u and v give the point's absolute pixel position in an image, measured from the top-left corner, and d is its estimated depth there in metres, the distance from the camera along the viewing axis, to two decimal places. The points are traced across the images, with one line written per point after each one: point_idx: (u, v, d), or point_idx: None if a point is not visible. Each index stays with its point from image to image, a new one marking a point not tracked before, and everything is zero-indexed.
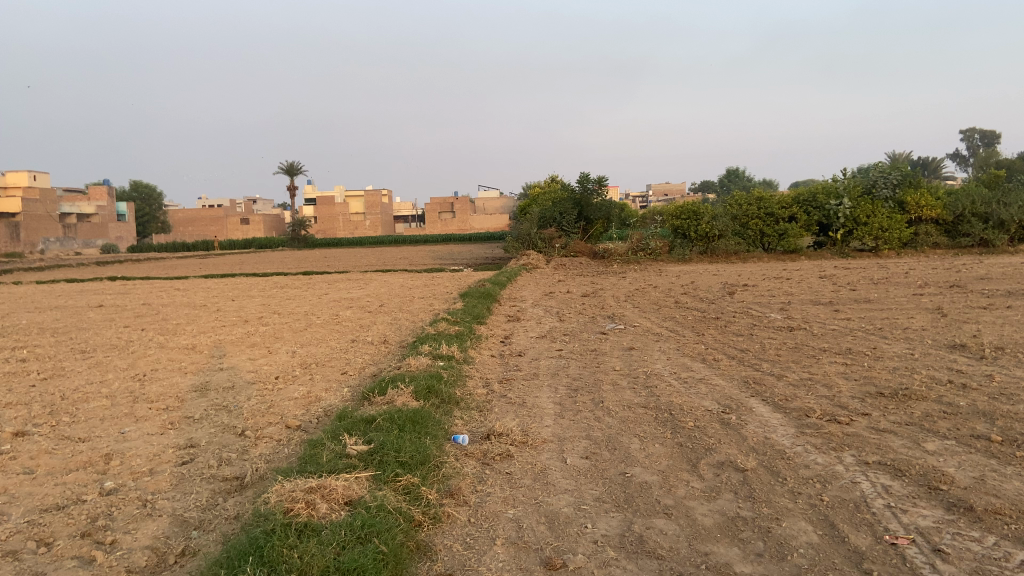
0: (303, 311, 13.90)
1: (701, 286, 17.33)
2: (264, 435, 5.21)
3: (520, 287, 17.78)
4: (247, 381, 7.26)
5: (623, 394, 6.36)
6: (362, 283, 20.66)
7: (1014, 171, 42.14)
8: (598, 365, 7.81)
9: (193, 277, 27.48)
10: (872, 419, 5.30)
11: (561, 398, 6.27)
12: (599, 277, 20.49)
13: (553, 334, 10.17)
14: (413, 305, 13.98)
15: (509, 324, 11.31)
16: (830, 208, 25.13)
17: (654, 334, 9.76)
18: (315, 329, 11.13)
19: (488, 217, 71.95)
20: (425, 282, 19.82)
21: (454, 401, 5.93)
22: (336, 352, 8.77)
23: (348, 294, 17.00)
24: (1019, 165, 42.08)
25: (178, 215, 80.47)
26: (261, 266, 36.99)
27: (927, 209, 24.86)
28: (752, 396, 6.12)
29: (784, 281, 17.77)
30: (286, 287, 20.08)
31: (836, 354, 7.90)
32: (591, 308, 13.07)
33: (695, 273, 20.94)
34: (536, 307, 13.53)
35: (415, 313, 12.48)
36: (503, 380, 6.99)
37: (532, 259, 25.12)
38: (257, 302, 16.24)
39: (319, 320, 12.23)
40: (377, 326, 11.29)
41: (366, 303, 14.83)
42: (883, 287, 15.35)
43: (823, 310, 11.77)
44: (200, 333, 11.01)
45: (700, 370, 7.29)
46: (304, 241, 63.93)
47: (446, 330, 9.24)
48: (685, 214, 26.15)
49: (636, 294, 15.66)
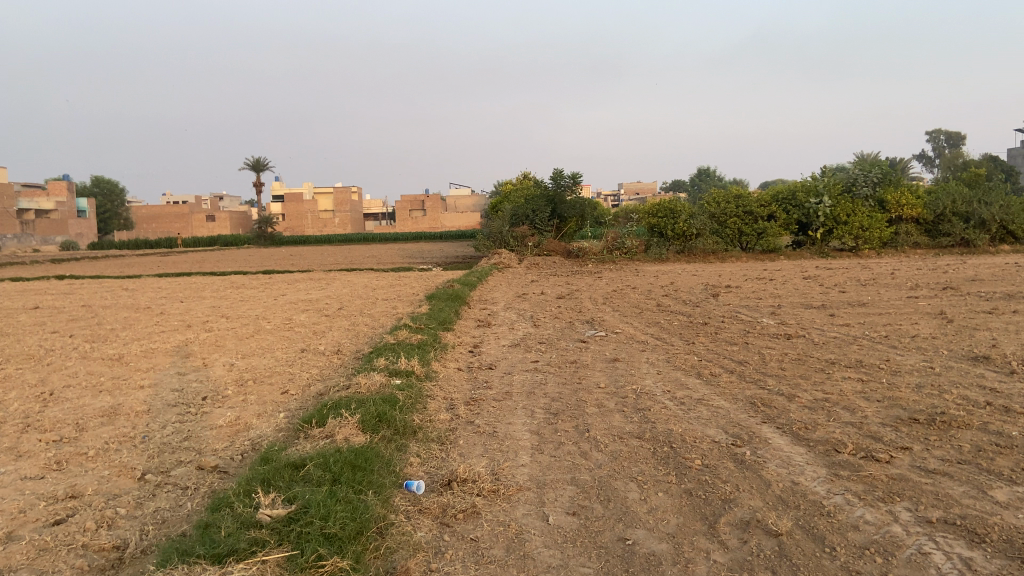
0: (254, 315, 12.77)
1: (682, 287, 16.46)
2: (168, 483, 4.17)
3: (491, 288, 16.77)
4: (168, 401, 6.18)
5: (612, 419, 5.39)
6: (324, 283, 19.50)
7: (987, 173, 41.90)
8: (580, 380, 6.84)
9: (146, 277, 26.06)
10: (917, 457, 4.39)
11: (539, 425, 5.28)
12: (574, 278, 19.56)
13: (527, 341, 9.19)
14: (375, 308, 12.91)
15: (478, 330, 10.31)
16: (810, 207, 24.35)
17: (639, 343, 8.82)
18: (262, 336, 10.02)
19: (459, 216, 70.85)
20: (392, 282, 18.74)
21: (410, 431, 4.94)
22: (280, 365, 7.71)
23: (307, 296, 15.88)
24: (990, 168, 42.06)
25: (141, 210, 78.33)
26: (223, 264, 35.62)
27: (907, 209, 24.33)
28: (766, 423, 5.17)
29: (767, 282, 17.00)
30: (243, 288, 18.87)
31: (847, 367, 7.01)
32: (568, 312, 12.11)
33: (674, 274, 20.11)
34: (509, 311, 12.54)
35: (377, 318, 11.43)
36: (471, 402, 5.99)
37: (504, 258, 24.13)
38: (207, 304, 15.05)
39: (270, 326, 11.11)
40: (333, 332, 10.22)
41: (325, 306, 13.72)
42: (874, 289, 14.59)
43: (817, 314, 10.93)
44: (133, 342, 9.86)
45: (697, 387, 6.33)
46: (271, 238, 62.57)
47: (407, 338, 8.21)
48: (662, 212, 25.33)
49: (614, 296, 14.75)
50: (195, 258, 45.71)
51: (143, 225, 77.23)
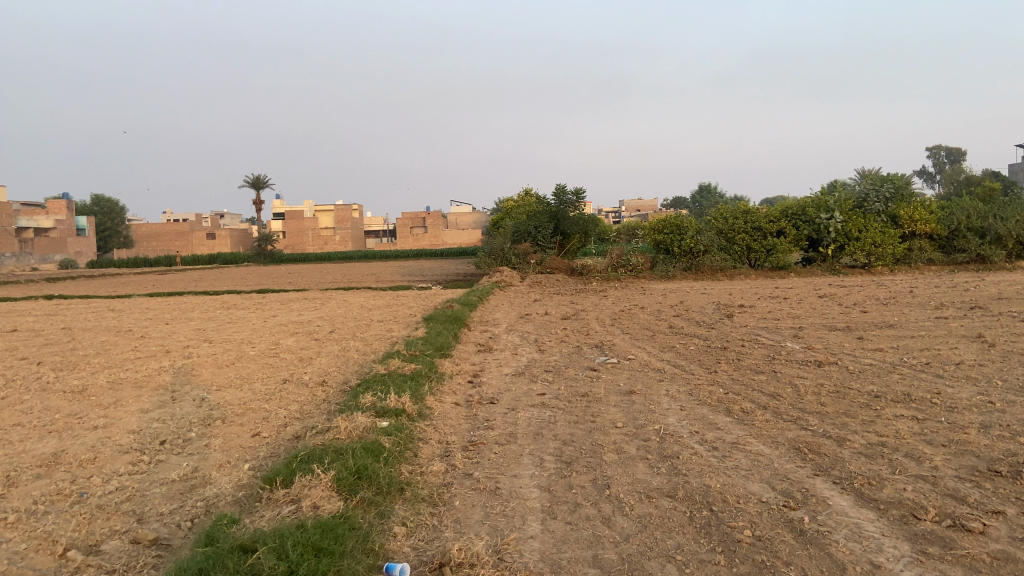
0: (239, 339, 11.95)
1: (694, 307, 15.65)
2: (93, 566, 3.36)
3: (493, 308, 16.00)
4: (120, 447, 5.36)
5: (635, 472, 4.57)
6: (318, 302, 18.72)
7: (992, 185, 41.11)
8: (594, 417, 6.04)
9: (138, 297, 25.30)
10: (1018, 526, 3.57)
11: (551, 478, 4.47)
12: (579, 297, 18.77)
13: (532, 369, 8.37)
14: (368, 331, 12.09)
15: (479, 355, 9.51)
16: (821, 223, 23.57)
17: (655, 371, 8.01)
18: (244, 364, 9.21)
19: (460, 233, 70.18)
20: (389, 302, 17.96)
21: (396, 489, 4.11)
22: (257, 399, 6.89)
23: (299, 317, 15.08)
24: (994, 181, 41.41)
25: (141, 229, 77.88)
26: (220, 283, 34.80)
27: (921, 224, 23.56)
28: (819, 478, 4.36)
29: (782, 301, 16.20)
30: (235, 308, 18.09)
31: (897, 403, 6.18)
32: (574, 335, 11.29)
33: (682, 292, 19.33)
34: (512, 333, 11.73)
35: (369, 342, 10.64)
36: (469, 447, 5.17)
37: (505, 276, 23.37)
38: (193, 327, 14.24)
39: (253, 352, 10.31)
40: (320, 359, 9.42)
41: (316, 328, 12.91)
42: (897, 309, 13.78)
43: (845, 338, 10.11)
44: (103, 371, 9.06)
45: (730, 428, 5.53)
46: (269, 256, 61.95)
47: (399, 367, 7.41)
48: (668, 227, 24.54)
49: (622, 317, 13.94)
50: (192, 276, 45.09)
51: (143, 243, 76.70)
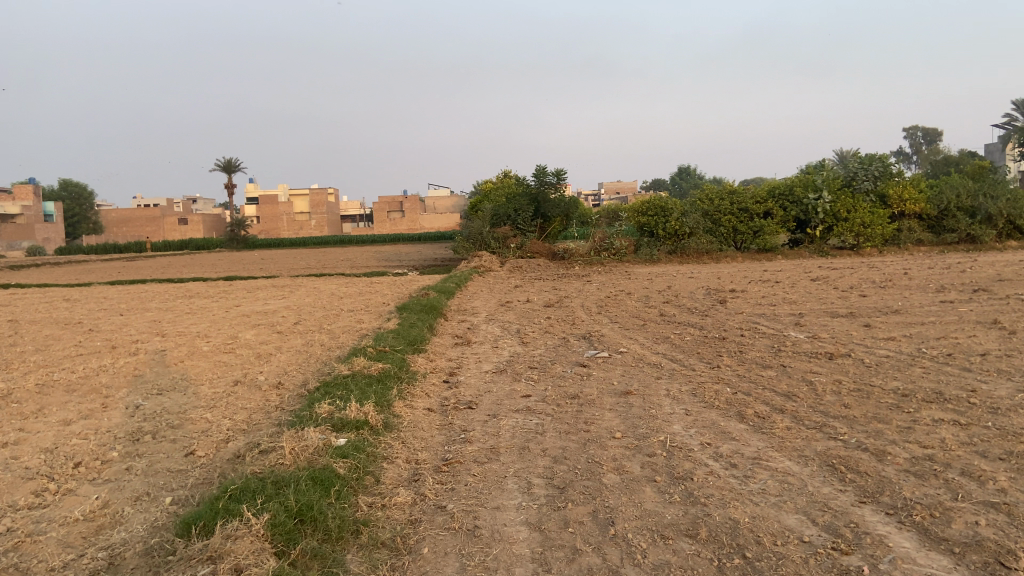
0: (196, 332, 11.02)
1: (682, 292, 14.91)
2: None
3: (471, 295, 15.18)
4: (24, 472, 4.48)
5: (644, 499, 3.78)
6: (287, 290, 17.76)
7: (968, 165, 40.90)
8: (588, 426, 5.25)
9: (98, 285, 24.13)
10: None
11: (541, 510, 3.67)
12: (561, 282, 17.96)
13: (514, 366, 7.55)
14: (336, 323, 11.21)
15: (455, 350, 8.69)
16: (809, 203, 22.95)
17: (652, 368, 7.23)
18: (195, 362, 8.31)
19: (439, 218, 69.17)
20: (362, 289, 17.06)
21: (348, 534, 3.30)
22: (200, 407, 6.02)
23: (264, 307, 14.14)
24: (971, 161, 41.28)
25: (112, 215, 76.05)
26: (190, 270, 33.58)
27: (910, 204, 23.04)
28: (867, 507, 3.59)
29: (774, 285, 15.53)
30: (198, 297, 17.09)
31: (930, 404, 5.44)
32: (559, 325, 10.49)
33: (668, 276, 18.60)
34: (492, 324, 10.90)
35: (337, 336, 9.77)
36: (443, 468, 4.36)
37: (484, 261, 22.51)
38: (149, 318, 13.26)
39: (208, 347, 9.40)
40: (280, 356, 8.54)
41: (280, 319, 12.00)
42: (896, 292, 13.11)
43: (851, 326, 9.39)
44: (36, 372, 8.11)
45: (747, 439, 4.75)
46: (242, 242, 60.57)
47: (365, 367, 6.56)
48: (652, 209, 23.96)
49: (609, 304, 13.18)
50: (163, 262, 43.80)
51: (114, 229, 74.91)
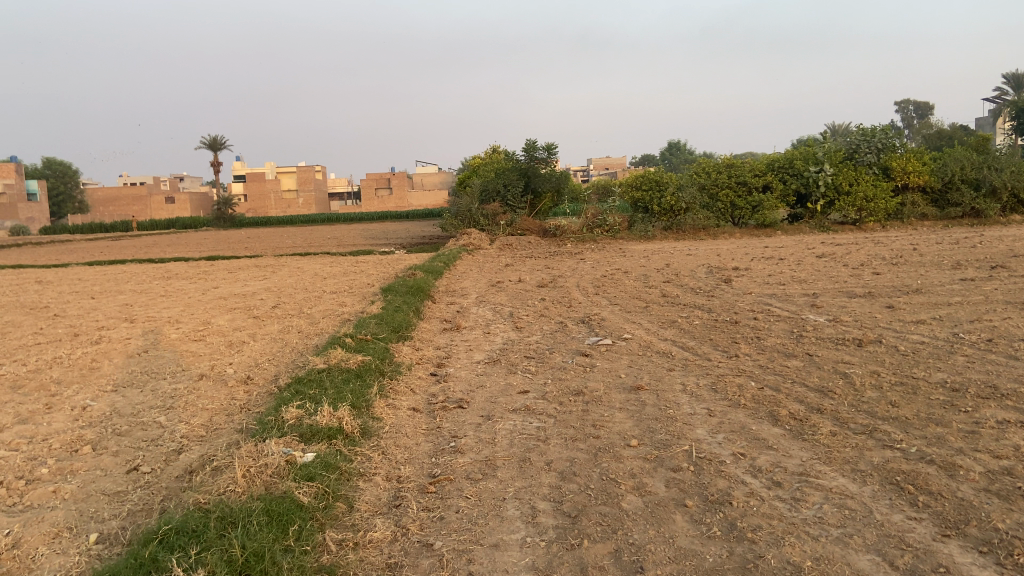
0: (166, 317, 10.23)
1: (683, 271, 14.20)
2: None
3: (461, 275, 14.43)
4: None
5: (678, 532, 3.09)
6: (268, 271, 16.98)
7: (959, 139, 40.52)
8: (598, 430, 4.55)
9: (73, 265, 23.20)
10: None
11: (550, 550, 2.97)
12: (555, 260, 17.23)
13: (510, 356, 6.83)
14: (317, 306, 10.44)
15: (445, 337, 7.97)
16: (810, 176, 22.23)
17: (663, 357, 6.52)
18: (158, 352, 7.53)
19: (428, 195, 68.22)
20: (346, 269, 16.26)
21: None
22: (154, 408, 5.29)
23: (242, 289, 13.37)
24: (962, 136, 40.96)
25: (97, 193, 74.65)
26: (172, 250, 32.61)
27: (914, 176, 22.37)
28: (955, 543, 2.91)
29: (779, 262, 14.83)
30: (175, 279, 16.25)
31: (988, 401, 4.77)
32: (556, 308, 9.78)
33: (666, 254, 17.89)
34: (484, 306, 10.17)
35: (317, 321, 9.04)
36: (430, 488, 3.66)
37: (474, 238, 21.72)
38: (119, 302, 12.44)
39: (176, 334, 8.64)
40: (254, 344, 7.80)
41: (258, 302, 11.24)
42: (909, 269, 12.43)
43: (872, 307, 8.72)
44: None
45: (787, 449, 4.06)
46: (229, 220, 59.51)
47: (343, 360, 5.82)
48: (646, 184, 23.07)
49: (607, 284, 12.48)
50: (147, 241, 42.76)
51: (99, 208, 73.60)
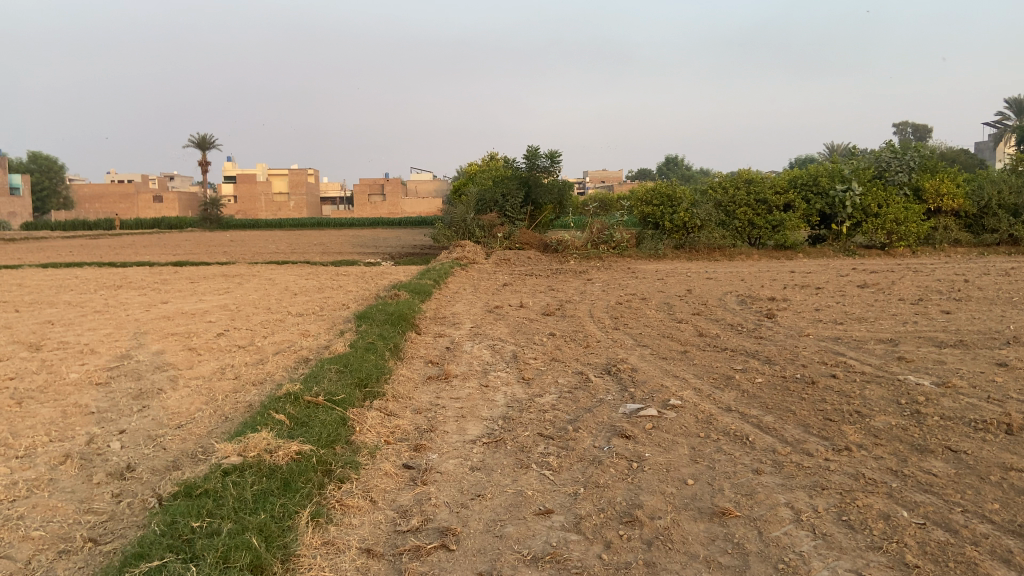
0: (81, 344, 8.17)
1: (711, 299, 12.26)
2: None
3: (453, 297, 12.45)
4: None
5: None
6: (235, 283, 14.94)
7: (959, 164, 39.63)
8: None
9: (26, 267, 21.12)
10: None
11: None
12: (559, 281, 15.31)
13: (519, 433, 4.82)
14: (275, 335, 8.44)
15: (427, 392, 5.98)
16: (836, 195, 20.32)
17: (736, 445, 4.53)
18: (32, 407, 5.47)
19: (422, 202, 66.42)
20: (321, 284, 14.24)
21: None
22: None
23: (196, 306, 11.34)
24: (964, 160, 40.03)
25: (84, 190, 72.36)
26: (147, 252, 30.51)
27: (948, 199, 20.57)
28: None
29: (818, 293, 12.93)
30: (125, 289, 14.16)
31: None
32: (570, 349, 7.79)
33: (683, 276, 16.02)
34: (479, 343, 8.16)
35: (266, 360, 7.03)
36: None
37: (468, 252, 19.77)
38: (43, 319, 10.38)
39: (80, 373, 6.61)
40: (171, 395, 5.79)
41: (205, 326, 9.24)
42: (983, 309, 10.50)
43: (982, 366, 6.75)
44: None
45: None
46: (217, 223, 57.46)
47: (269, 452, 3.82)
48: (658, 198, 21.19)
49: (627, 314, 10.54)
50: (126, 241, 40.79)
51: (85, 205, 71.39)
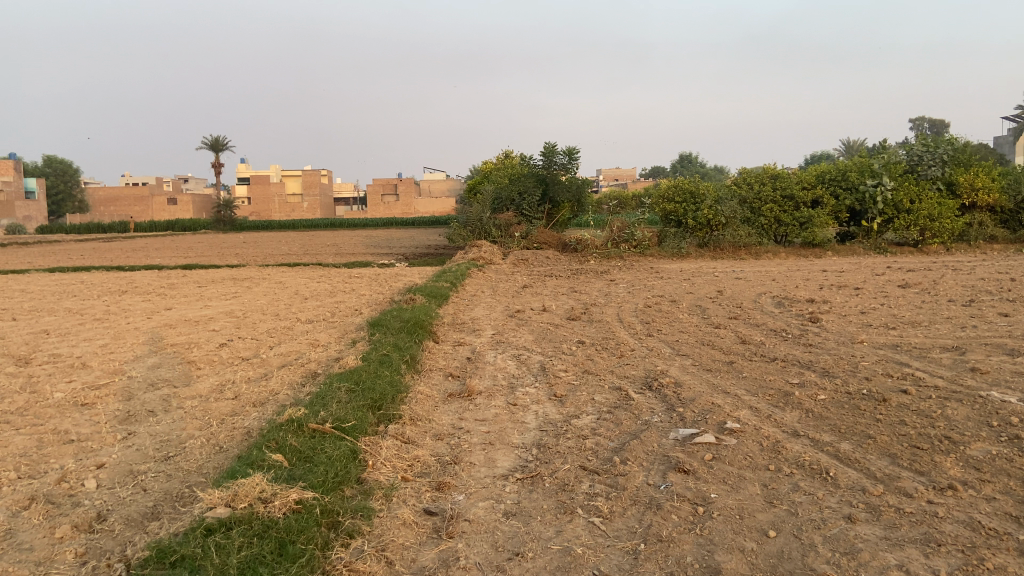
0: (73, 357, 7.57)
1: (745, 301, 11.53)
2: None
3: (472, 300, 11.78)
4: None
5: None
6: (243, 287, 14.33)
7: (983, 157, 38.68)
8: None
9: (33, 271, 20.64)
10: None
11: None
12: (581, 282, 14.62)
13: (558, 466, 4.14)
14: (282, 346, 7.80)
15: (448, 413, 5.30)
16: (866, 190, 19.48)
17: (817, 483, 3.82)
18: (4, 434, 4.84)
19: (435, 201, 65.86)
20: (333, 287, 13.62)
21: None
22: None
23: (201, 312, 10.73)
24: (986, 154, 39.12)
25: (99, 194, 72.22)
26: (158, 256, 29.99)
27: (983, 193, 19.73)
28: None
29: (858, 293, 12.18)
30: (130, 295, 13.58)
31: None
32: (603, 359, 7.09)
33: (710, 276, 15.29)
34: (503, 353, 7.49)
35: (269, 375, 6.38)
36: None
37: (484, 252, 19.11)
38: (39, 328, 9.79)
39: (65, 392, 5.98)
40: (161, 419, 5.15)
41: (207, 336, 8.61)
42: None
43: None
44: None
45: None
46: (230, 225, 57.11)
47: (263, 502, 3.17)
48: (680, 195, 20.43)
49: (658, 318, 9.83)
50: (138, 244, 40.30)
51: (100, 208, 71.29)
